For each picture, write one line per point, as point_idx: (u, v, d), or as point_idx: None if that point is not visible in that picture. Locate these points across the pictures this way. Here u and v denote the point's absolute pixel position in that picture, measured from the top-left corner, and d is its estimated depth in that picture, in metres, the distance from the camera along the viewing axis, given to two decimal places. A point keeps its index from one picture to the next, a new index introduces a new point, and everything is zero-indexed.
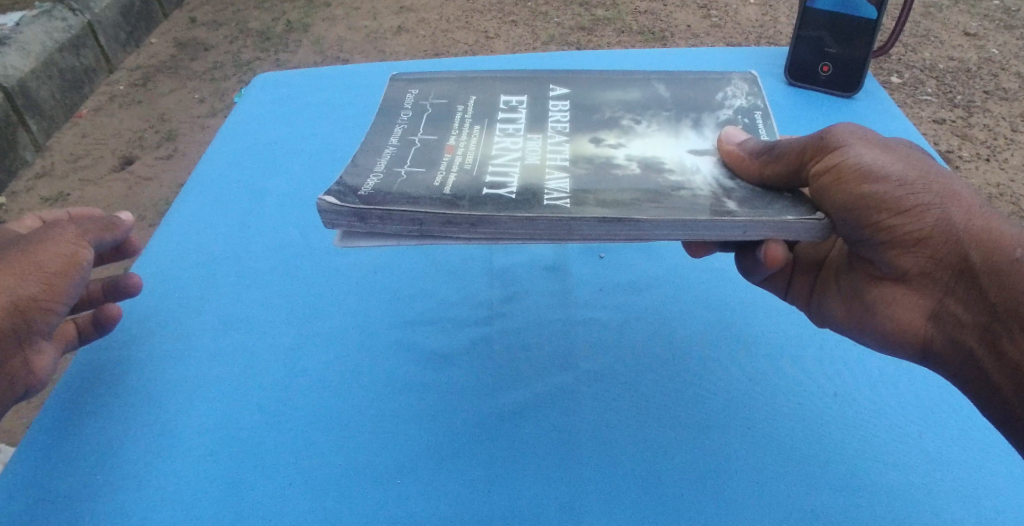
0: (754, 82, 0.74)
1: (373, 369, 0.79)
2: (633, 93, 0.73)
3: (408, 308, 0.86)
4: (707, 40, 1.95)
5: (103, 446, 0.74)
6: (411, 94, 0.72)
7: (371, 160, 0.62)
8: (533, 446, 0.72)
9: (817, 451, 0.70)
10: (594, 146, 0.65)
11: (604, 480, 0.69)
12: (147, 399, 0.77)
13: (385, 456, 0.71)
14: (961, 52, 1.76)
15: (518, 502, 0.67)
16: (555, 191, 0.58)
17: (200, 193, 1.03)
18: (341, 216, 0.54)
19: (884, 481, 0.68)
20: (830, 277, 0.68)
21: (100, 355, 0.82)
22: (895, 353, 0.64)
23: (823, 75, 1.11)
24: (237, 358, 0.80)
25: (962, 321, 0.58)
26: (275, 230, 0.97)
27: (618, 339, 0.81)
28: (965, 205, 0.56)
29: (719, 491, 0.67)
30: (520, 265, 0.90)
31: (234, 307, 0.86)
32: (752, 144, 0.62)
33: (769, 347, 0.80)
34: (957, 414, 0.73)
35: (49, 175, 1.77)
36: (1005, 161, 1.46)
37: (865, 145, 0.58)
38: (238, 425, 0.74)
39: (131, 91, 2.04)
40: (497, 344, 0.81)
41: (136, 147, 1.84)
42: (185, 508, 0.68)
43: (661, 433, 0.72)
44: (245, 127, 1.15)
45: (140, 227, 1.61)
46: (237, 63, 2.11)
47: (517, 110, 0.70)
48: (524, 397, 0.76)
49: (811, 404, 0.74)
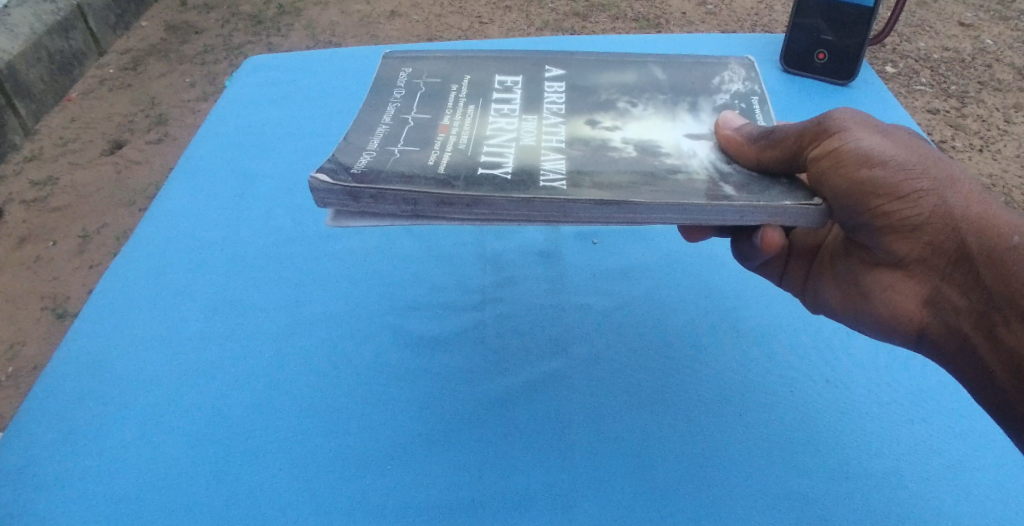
0: (752, 67, 0.73)
1: (365, 355, 0.79)
2: (629, 75, 0.72)
3: (400, 293, 0.85)
4: (701, 28, 1.95)
5: (92, 431, 0.73)
6: (405, 72, 0.71)
7: (363, 138, 0.62)
8: (526, 433, 0.72)
9: (808, 438, 0.71)
10: (590, 128, 0.65)
11: (595, 467, 0.69)
12: (137, 384, 0.77)
13: (377, 442, 0.71)
14: (956, 41, 1.76)
15: (510, 488, 0.67)
16: (551, 173, 0.57)
17: (191, 177, 1.02)
18: (334, 195, 0.54)
19: (874, 468, 0.68)
20: (825, 263, 0.69)
21: (89, 340, 0.82)
22: (890, 338, 0.65)
23: (819, 62, 1.11)
24: (228, 343, 0.80)
25: (958, 307, 0.57)
26: (267, 214, 0.96)
27: (611, 326, 0.81)
28: (963, 192, 0.56)
29: (709, 478, 0.68)
30: (512, 251, 0.90)
31: (225, 292, 0.86)
32: (748, 129, 0.62)
33: (762, 334, 0.80)
34: (948, 401, 0.73)
35: (38, 159, 1.76)
36: (998, 151, 1.46)
37: (865, 129, 0.58)
38: (228, 410, 0.74)
39: (121, 75, 2.02)
40: (490, 329, 0.81)
41: (126, 131, 1.82)
42: (175, 493, 0.68)
43: (653, 419, 0.73)
44: (237, 110, 1.14)
45: (131, 212, 1.60)
46: (228, 47, 2.09)
47: (512, 91, 0.70)
48: (516, 383, 0.76)
49: (802, 390, 0.75)
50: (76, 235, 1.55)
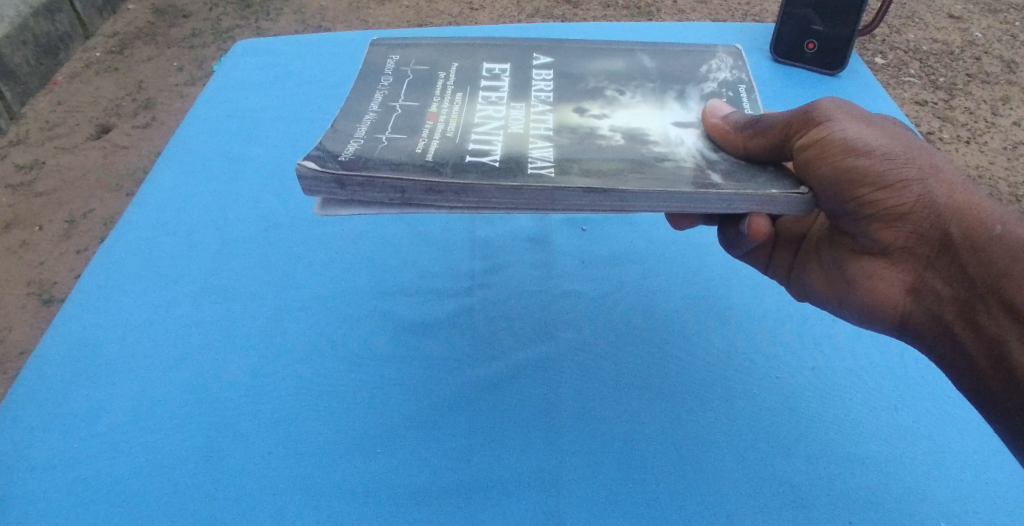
0: (740, 56, 0.74)
1: (353, 339, 0.79)
2: (617, 64, 0.72)
3: (389, 278, 0.85)
4: (693, 16, 1.94)
5: (80, 415, 0.73)
6: (392, 59, 0.71)
7: (350, 125, 0.62)
8: (514, 418, 0.72)
9: (793, 424, 0.71)
10: (578, 116, 0.65)
11: (583, 452, 0.69)
12: (125, 368, 0.77)
13: (366, 427, 0.71)
14: (945, 34, 1.76)
15: (498, 472, 0.68)
16: (539, 161, 0.57)
17: (178, 162, 1.01)
18: (321, 182, 0.53)
19: (857, 453, 0.70)
20: (810, 252, 0.69)
21: (77, 324, 0.81)
22: (874, 326, 0.66)
23: (809, 52, 1.11)
24: (216, 328, 0.80)
25: (941, 296, 0.58)
26: (255, 200, 0.95)
27: (600, 312, 0.81)
28: (947, 181, 0.56)
29: (694, 463, 0.68)
30: (501, 237, 0.90)
31: (214, 277, 0.85)
32: (735, 117, 0.62)
33: (749, 321, 0.80)
34: (930, 388, 0.74)
35: (24, 143, 1.74)
36: (985, 143, 1.47)
37: (851, 119, 0.59)
38: (217, 394, 0.74)
39: (107, 59, 1.99)
40: (479, 315, 0.81)
41: (113, 115, 1.80)
42: (164, 476, 0.68)
43: (641, 405, 0.73)
44: (224, 95, 1.13)
45: (117, 198, 1.58)
46: (216, 31, 2.06)
47: (500, 78, 0.69)
48: (504, 368, 0.76)
49: (787, 376, 0.75)
50: (63, 220, 1.54)
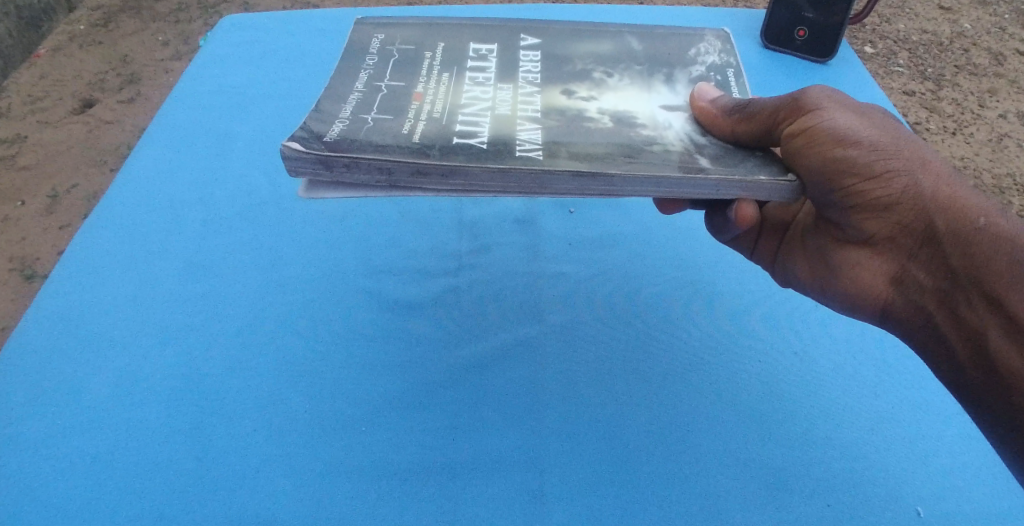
0: (727, 39, 0.73)
1: (339, 318, 0.79)
2: (604, 46, 0.72)
3: (376, 257, 0.85)
4: None
5: (63, 390, 0.73)
6: (377, 38, 0.70)
7: (335, 105, 0.61)
8: (499, 397, 0.72)
9: (775, 409, 0.72)
10: (566, 98, 0.64)
11: (567, 433, 0.70)
12: (109, 344, 0.76)
13: (353, 404, 0.72)
14: (935, 25, 1.77)
15: (483, 451, 0.68)
16: (527, 143, 0.57)
17: (161, 138, 1.00)
18: (306, 163, 0.53)
19: (839, 438, 0.71)
20: (796, 239, 0.70)
21: (58, 301, 0.80)
22: (856, 314, 0.66)
23: (799, 39, 1.11)
24: (201, 304, 0.79)
25: (923, 286, 0.59)
26: (241, 177, 0.94)
27: (587, 293, 0.82)
28: (933, 173, 0.57)
29: (678, 446, 0.69)
30: (489, 218, 0.90)
31: (199, 253, 0.85)
32: (723, 101, 0.62)
33: (734, 307, 0.81)
34: (910, 375, 0.75)
35: (6, 116, 1.71)
36: (971, 135, 1.48)
37: (841, 108, 0.59)
38: (203, 369, 0.74)
39: (92, 32, 1.96)
40: (465, 295, 0.81)
41: (97, 89, 1.77)
42: (148, 452, 0.68)
43: (626, 386, 0.74)
44: (208, 70, 1.11)
45: (102, 172, 1.56)
46: (203, 6, 2.02)
47: (487, 59, 0.69)
48: (491, 347, 0.76)
49: (771, 362, 0.76)
50: (46, 195, 1.51)
